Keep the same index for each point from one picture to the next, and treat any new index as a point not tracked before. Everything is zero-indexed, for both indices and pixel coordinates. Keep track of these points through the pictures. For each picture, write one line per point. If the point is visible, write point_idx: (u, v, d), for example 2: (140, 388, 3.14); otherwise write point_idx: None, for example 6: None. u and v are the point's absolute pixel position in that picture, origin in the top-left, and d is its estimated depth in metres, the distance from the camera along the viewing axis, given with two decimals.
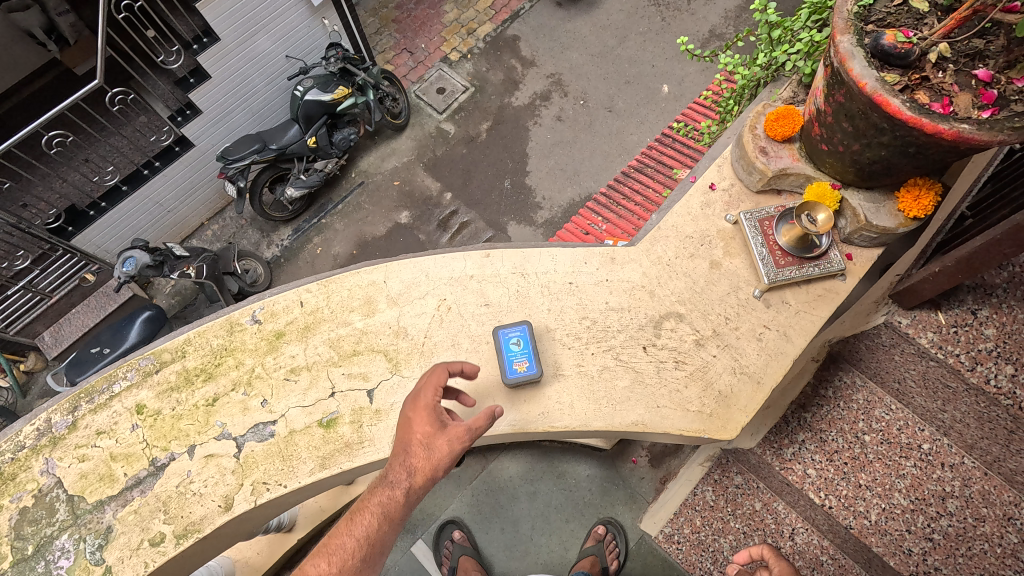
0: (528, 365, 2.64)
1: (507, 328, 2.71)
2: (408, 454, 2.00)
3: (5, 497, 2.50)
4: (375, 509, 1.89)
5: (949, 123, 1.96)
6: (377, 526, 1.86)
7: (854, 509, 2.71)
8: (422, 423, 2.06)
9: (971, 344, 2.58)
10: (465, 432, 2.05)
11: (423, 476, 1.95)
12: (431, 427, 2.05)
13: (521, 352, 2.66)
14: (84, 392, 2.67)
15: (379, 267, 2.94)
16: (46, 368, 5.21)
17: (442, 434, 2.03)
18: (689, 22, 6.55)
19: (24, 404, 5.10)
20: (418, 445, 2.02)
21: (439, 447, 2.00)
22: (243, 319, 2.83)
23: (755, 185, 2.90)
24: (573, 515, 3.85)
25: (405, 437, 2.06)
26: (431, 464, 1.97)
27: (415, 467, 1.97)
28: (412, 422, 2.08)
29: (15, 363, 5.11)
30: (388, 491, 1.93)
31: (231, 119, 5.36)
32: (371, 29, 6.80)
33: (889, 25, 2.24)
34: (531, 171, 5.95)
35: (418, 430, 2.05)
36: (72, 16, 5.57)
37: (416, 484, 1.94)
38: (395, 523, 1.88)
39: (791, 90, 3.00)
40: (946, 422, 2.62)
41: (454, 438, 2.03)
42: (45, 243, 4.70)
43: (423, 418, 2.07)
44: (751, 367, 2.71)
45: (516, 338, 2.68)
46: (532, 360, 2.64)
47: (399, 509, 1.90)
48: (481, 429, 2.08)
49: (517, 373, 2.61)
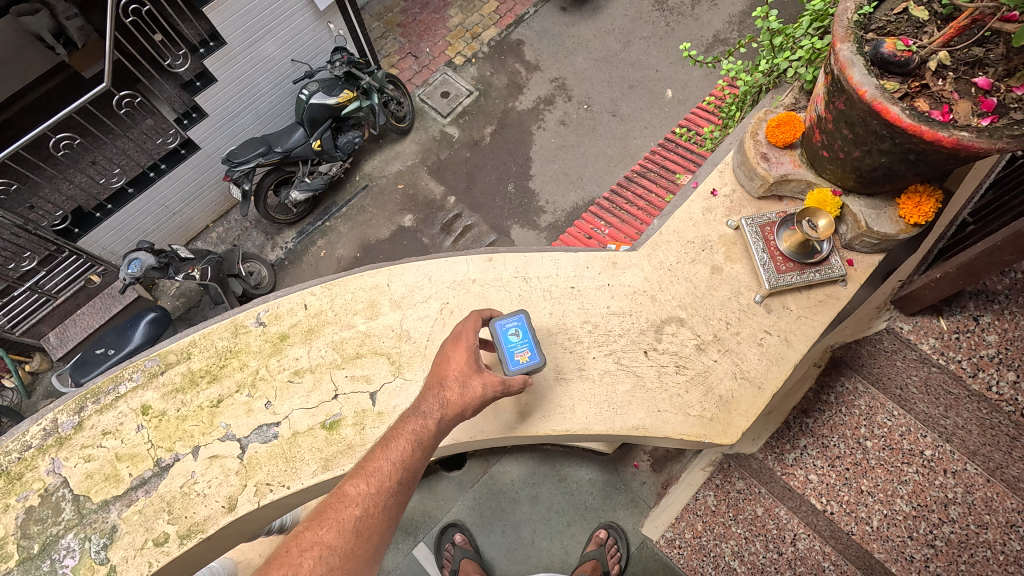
0: (531, 354, 2.40)
1: (503, 318, 2.44)
2: (442, 388, 2.10)
3: (12, 496, 2.52)
4: (410, 435, 1.89)
5: (949, 130, 1.97)
6: (414, 448, 1.86)
7: (856, 515, 2.70)
8: (460, 361, 2.18)
9: (974, 350, 2.59)
10: (499, 382, 2.19)
11: (456, 408, 2.06)
12: (468, 366, 2.17)
13: (521, 342, 2.41)
14: (90, 393, 2.70)
15: (382, 270, 2.96)
16: (51, 369, 5.27)
17: (479, 376, 2.16)
18: (693, 27, 6.58)
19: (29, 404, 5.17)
20: (454, 381, 2.13)
21: (473, 387, 2.13)
22: (247, 321, 2.85)
23: (757, 191, 2.91)
24: (575, 519, 3.85)
25: (439, 373, 2.15)
26: (465, 399, 2.09)
27: (448, 399, 2.07)
28: (450, 359, 2.19)
29: (21, 364, 5.20)
30: (422, 420, 1.96)
31: (237, 122, 5.40)
32: (376, 33, 6.84)
33: (889, 33, 2.25)
34: (534, 175, 5.98)
35: (454, 366, 2.17)
36: (80, 20, 5.60)
37: (451, 414, 2.04)
38: (429, 450, 1.91)
39: (793, 96, 3.01)
40: (949, 428, 2.62)
41: (488, 383, 2.16)
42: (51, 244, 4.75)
43: (461, 357, 2.19)
44: (752, 372, 2.71)
45: (514, 328, 2.42)
46: (535, 349, 2.40)
47: (431, 437, 1.93)
48: (511, 390, 2.25)
49: (520, 364, 2.37)
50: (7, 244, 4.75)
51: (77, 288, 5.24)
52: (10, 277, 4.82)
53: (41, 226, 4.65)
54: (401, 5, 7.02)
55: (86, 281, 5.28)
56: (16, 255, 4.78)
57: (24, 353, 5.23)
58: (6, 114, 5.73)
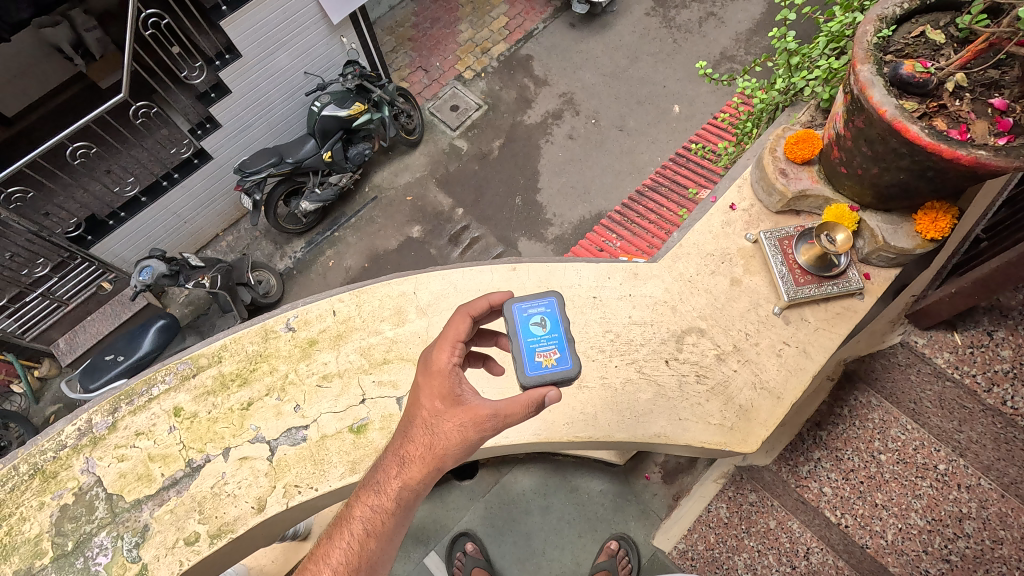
0: (558, 358, 2.17)
1: (527, 304, 2.23)
2: (408, 441, 1.77)
3: (47, 494, 2.61)
4: (359, 523, 1.68)
5: (966, 149, 2.04)
6: (363, 543, 1.65)
7: (870, 528, 2.72)
8: (430, 397, 1.77)
9: (989, 365, 2.60)
10: (486, 417, 1.73)
11: (425, 467, 1.71)
12: (440, 405, 1.75)
13: (546, 337, 2.20)
14: (123, 395, 2.79)
15: (409, 278, 3.05)
16: (60, 375, 5.32)
17: (454, 413, 1.74)
18: (700, 44, 6.70)
19: (37, 410, 5.20)
20: (424, 425, 1.75)
21: (445, 432, 1.73)
22: (277, 327, 2.94)
23: (775, 206, 2.98)
24: (587, 530, 3.87)
25: (409, 414, 1.80)
26: (434, 453, 1.71)
27: (413, 458, 1.73)
28: (420, 393, 1.80)
29: (30, 369, 5.23)
30: (377, 498, 1.71)
31: (251, 132, 5.50)
32: (388, 47, 6.98)
33: (908, 55, 2.36)
34: (543, 188, 6.06)
35: (424, 405, 1.77)
36: (99, 32, 5.76)
37: (416, 478, 1.71)
38: (388, 536, 1.66)
39: (810, 114, 3.08)
40: (962, 442, 2.61)
41: (466, 421, 1.73)
42: (65, 251, 4.85)
43: (433, 391, 1.78)
44: (771, 382, 2.76)
45: (540, 317, 2.22)
46: (564, 353, 2.18)
47: (388, 520, 1.67)
48: (513, 417, 1.76)
49: (544, 368, 2.15)
50: (21, 250, 4.78)
51: (89, 294, 5.35)
52: (24, 282, 4.85)
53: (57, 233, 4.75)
54: (413, 20, 7.16)
55: (98, 287, 5.37)
56: (30, 261, 4.82)
57: (34, 358, 5.24)
58: (27, 123, 5.84)
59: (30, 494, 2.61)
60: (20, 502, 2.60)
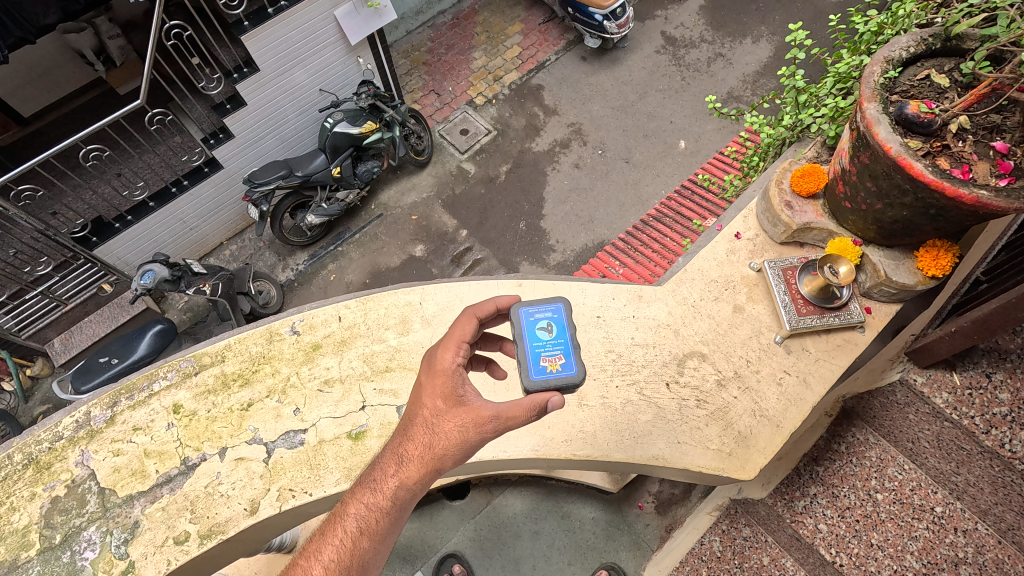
0: (563, 364, 2.18)
1: (534, 307, 2.26)
2: (406, 440, 1.76)
3: (39, 485, 2.62)
4: (352, 521, 1.65)
5: (969, 188, 2.09)
6: (355, 540, 1.60)
7: (865, 568, 2.58)
8: (432, 396, 1.79)
9: (986, 408, 2.50)
10: (487, 418, 1.75)
11: (424, 467, 1.71)
12: (443, 401, 1.77)
13: (553, 342, 2.22)
14: (124, 389, 2.85)
15: (415, 289, 3.15)
16: (51, 374, 5.29)
17: (456, 413, 1.76)
18: (708, 83, 6.85)
19: (24, 409, 5.17)
20: (424, 424, 1.76)
21: (445, 432, 1.73)
22: (282, 329, 3.03)
23: (779, 237, 3.04)
24: (577, 558, 3.78)
25: (410, 413, 1.81)
26: (434, 452, 1.72)
27: (411, 457, 1.73)
28: (422, 392, 1.81)
29: (21, 367, 5.20)
30: (372, 496, 1.68)
31: (262, 144, 5.58)
32: (402, 70, 7.13)
33: (912, 96, 2.44)
34: (547, 215, 6.13)
35: (426, 402, 1.79)
36: (121, 40, 5.86)
37: (414, 477, 1.70)
38: (381, 536, 1.62)
39: (816, 150, 3.15)
40: (960, 485, 2.49)
41: (467, 421, 1.75)
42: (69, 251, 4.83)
43: (437, 387, 1.79)
44: (772, 410, 2.78)
45: (545, 321, 2.24)
46: (570, 359, 2.18)
47: (383, 520, 1.64)
48: (514, 420, 1.78)
49: (546, 373, 2.15)
50: (25, 248, 4.88)
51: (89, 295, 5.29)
52: (25, 279, 4.84)
53: (62, 232, 4.73)
54: (428, 45, 7.35)
55: (98, 288, 5.32)
56: (33, 258, 4.89)
57: (26, 356, 5.21)
58: (43, 123, 5.96)
59: (22, 484, 2.62)
60: (12, 491, 2.61)
